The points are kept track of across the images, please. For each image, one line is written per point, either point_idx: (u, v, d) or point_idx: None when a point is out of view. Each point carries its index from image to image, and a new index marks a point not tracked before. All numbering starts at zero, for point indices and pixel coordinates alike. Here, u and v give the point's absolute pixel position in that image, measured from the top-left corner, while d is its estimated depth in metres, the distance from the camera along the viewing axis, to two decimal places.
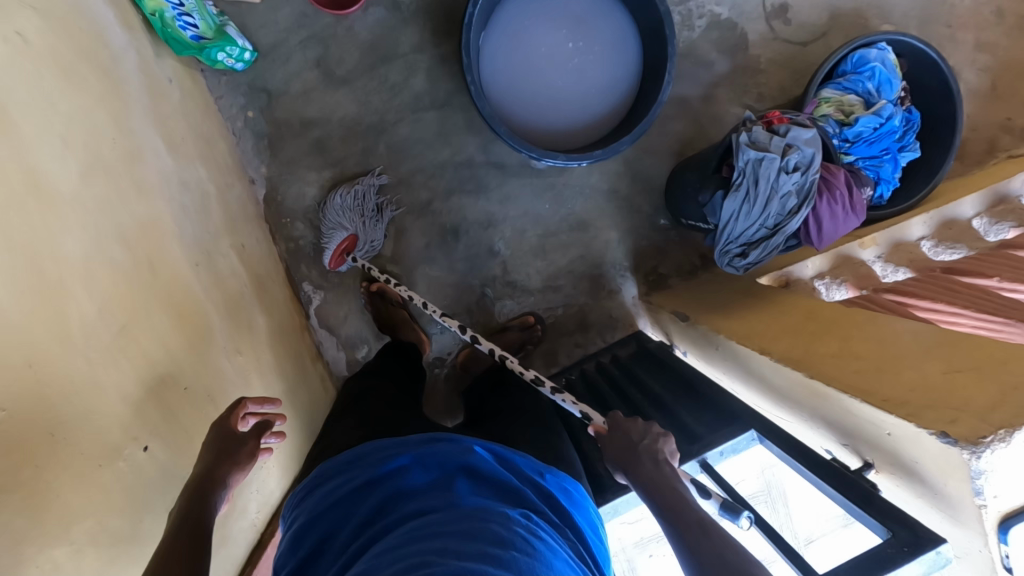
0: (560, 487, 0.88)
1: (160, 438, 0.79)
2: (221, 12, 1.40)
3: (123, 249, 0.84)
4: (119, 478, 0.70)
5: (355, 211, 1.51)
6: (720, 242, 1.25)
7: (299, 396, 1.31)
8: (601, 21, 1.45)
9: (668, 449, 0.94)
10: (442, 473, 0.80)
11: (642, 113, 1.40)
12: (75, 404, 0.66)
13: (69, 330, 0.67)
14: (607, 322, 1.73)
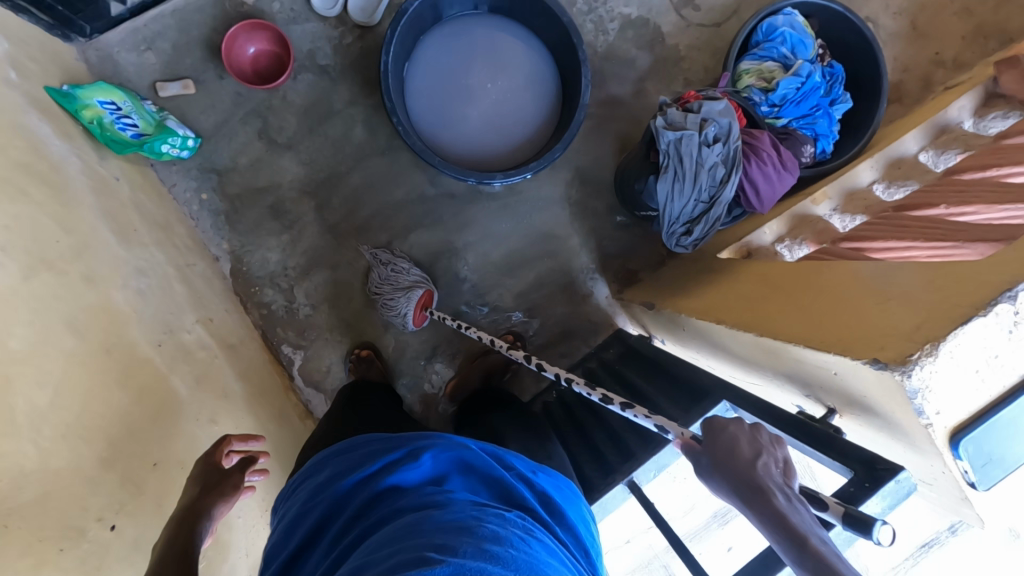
0: (554, 484, 0.84)
1: (126, 514, 0.82)
2: (160, 109, 1.49)
3: (74, 339, 0.88)
4: (82, 558, 0.73)
5: (394, 286, 1.55)
6: (664, 224, 1.26)
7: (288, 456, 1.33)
8: (516, 47, 1.53)
9: (771, 447, 0.75)
10: (437, 468, 0.76)
11: (569, 121, 1.45)
12: (27, 491, 0.69)
13: (16, 423, 0.71)
14: (587, 327, 1.74)
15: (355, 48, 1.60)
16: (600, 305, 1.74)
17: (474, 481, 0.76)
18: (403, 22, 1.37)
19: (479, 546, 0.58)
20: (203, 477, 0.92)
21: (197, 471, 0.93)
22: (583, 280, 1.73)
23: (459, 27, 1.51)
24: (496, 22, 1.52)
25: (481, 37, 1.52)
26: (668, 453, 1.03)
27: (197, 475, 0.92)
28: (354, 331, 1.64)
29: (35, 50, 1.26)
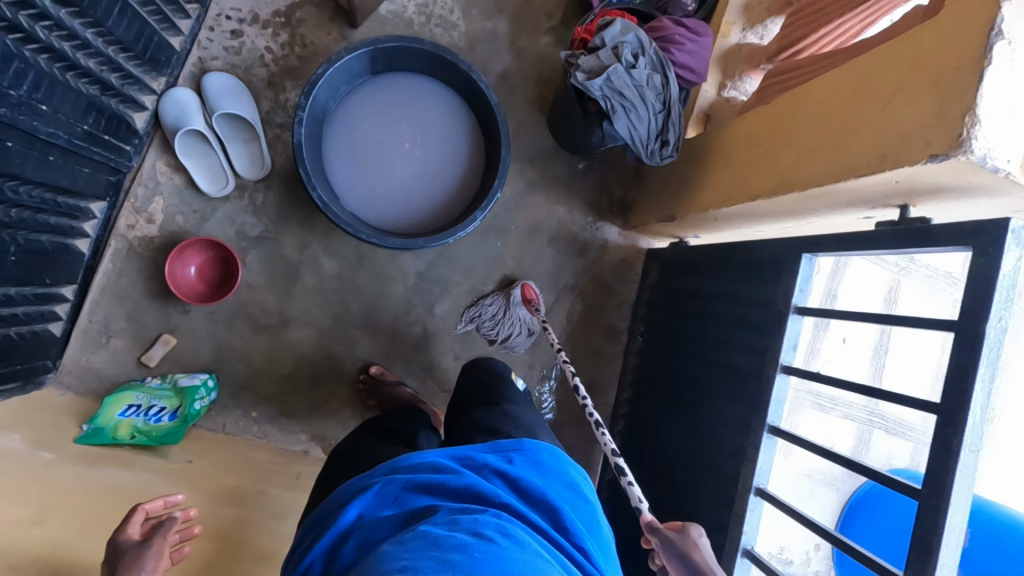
0: (531, 463, 0.89)
1: None
2: (163, 376, 1.48)
3: None
4: None
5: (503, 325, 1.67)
6: (640, 150, 1.28)
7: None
8: (399, 96, 1.51)
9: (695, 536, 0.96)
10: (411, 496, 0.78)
11: (495, 123, 1.46)
12: None
13: None
14: (620, 268, 1.80)
15: (271, 200, 1.56)
16: (618, 244, 1.80)
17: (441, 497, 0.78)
18: (305, 149, 1.33)
19: (445, 557, 0.59)
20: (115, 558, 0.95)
21: (111, 554, 0.96)
22: (592, 234, 1.78)
23: (344, 116, 1.48)
24: (369, 88, 1.49)
25: (367, 110, 1.49)
26: (794, 324, 1.12)
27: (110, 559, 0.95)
28: None
29: (35, 421, 1.23)
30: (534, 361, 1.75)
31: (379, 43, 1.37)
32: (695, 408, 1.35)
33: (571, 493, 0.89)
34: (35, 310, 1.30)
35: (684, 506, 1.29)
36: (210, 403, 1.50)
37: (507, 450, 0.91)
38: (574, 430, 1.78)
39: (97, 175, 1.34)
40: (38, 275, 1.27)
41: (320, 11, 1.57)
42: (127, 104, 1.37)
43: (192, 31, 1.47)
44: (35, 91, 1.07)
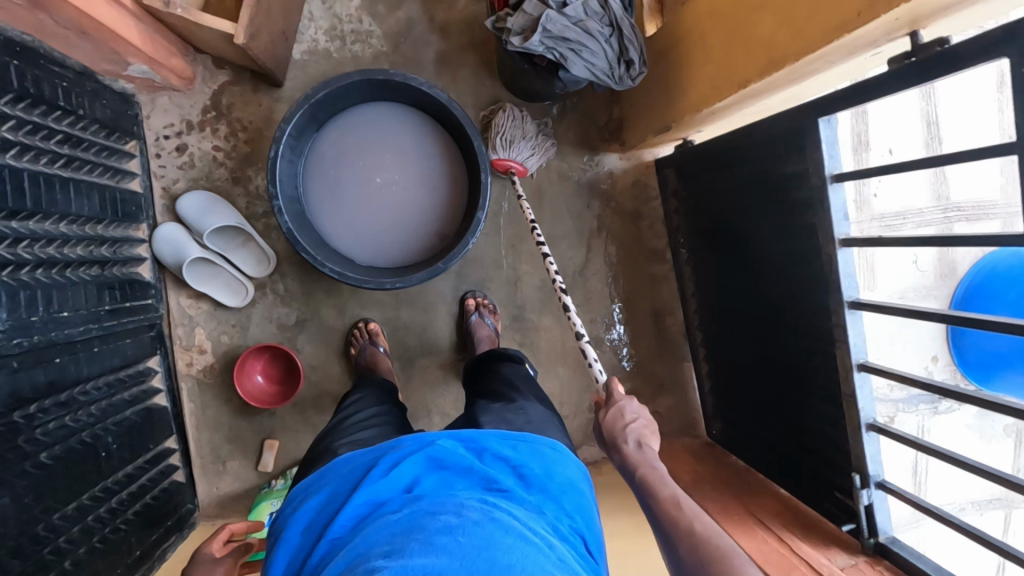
0: (535, 446, 0.86)
1: None
2: (283, 474, 1.59)
3: None
4: None
5: (512, 129, 1.53)
6: (608, 81, 1.19)
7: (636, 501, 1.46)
8: (351, 133, 1.45)
9: (632, 411, 1.09)
10: (415, 478, 0.79)
11: (455, 118, 1.41)
12: None
13: None
14: (637, 191, 1.73)
15: (291, 284, 1.59)
16: (625, 168, 1.72)
17: (442, 483, 0.78)
18: (299, 232, 1.33)
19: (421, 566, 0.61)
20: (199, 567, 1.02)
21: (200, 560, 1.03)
22: (595, 171, 1.70)
23: (312, 177, 1.44)
24: (321, 138, 1.44)
25: (329, 162, 1.45)
26: (839, 192, 1.05)
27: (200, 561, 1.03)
28: None
29: None
30: (593, 315, 1.74)
31: (314, 96, 1.29)
32: (768, 303, 1.31)
33: (572, 486, 0.84)
34: (155, 472, 1.42)
35: (793, 398, 1.29)
36: None
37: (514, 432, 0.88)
38: (658, 360, 1.79)
39: (139, 339, 1.41)
40: (142, 445, 1.37)
41: (242, 86, 1.52)
42: (127, 265, 1.41)
43: (144, 168, 1.47)
44: (53, 304, 1.11)
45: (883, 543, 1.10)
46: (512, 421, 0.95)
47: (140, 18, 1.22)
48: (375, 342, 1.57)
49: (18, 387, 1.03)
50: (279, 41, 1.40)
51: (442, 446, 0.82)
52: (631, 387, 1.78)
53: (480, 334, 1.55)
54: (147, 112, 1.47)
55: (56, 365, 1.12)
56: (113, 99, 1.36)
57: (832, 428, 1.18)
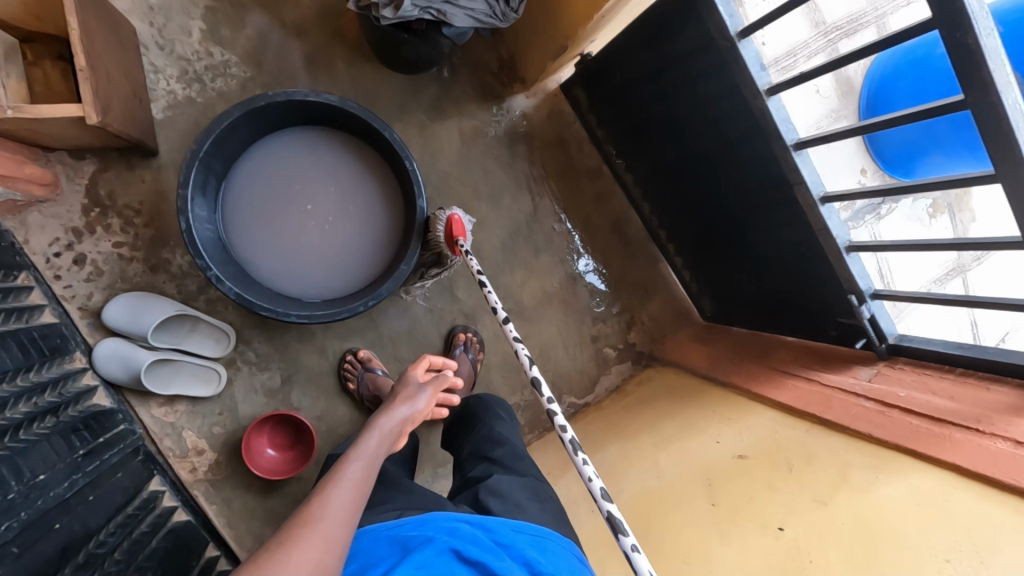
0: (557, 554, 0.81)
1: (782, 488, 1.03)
2: None
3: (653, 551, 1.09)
4: (837, 510, 0.93)
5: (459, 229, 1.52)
6: (492, 21, 1.14)
7: (673, 402, 1.51)
8: (260, 175, 1.36)
9: None
10: (449, 557, 0.72)
11: (356, 119, 1.32)
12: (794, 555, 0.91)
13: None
14: (555, 122, 1.71)
15: (261, 348, 1.50)
16: (535, 106, 1.69)
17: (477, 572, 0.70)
18: (247, 293, 1.24)
19: None
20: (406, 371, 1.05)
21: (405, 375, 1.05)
22: (509, 117, 1.67)
23: (237, 231, 1.33)
24: (230, 190, 1.33)
25: (249, 212, 1.35)
26: (749, 46, 1.07)
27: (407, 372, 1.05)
28: (548, 350, 1.74)
29: None
30: (562, 255, 1.74)
31: (201, 150, 1.18)
32: (719, 179, 1.35)
33: None
34: None
35: (773, 253, 1.35)
36: None
37: (538, 536, 0.83)
38: (637, 271, 1.82)
39: (131, 467, 1.30)
40: (184, 565, 1.29)
41: (115, 170, 1.37)
42: (80, 401, 1.28)
43: (48, 294, 1.31)
44: (24, 473, 1.00)
45: (895, 343, 1.20)
46: (525, 508, 0.92)
47: None
48: (370, 368, 1.52)
49: (27, 571, 0.93)
50: (134, 105, 1.26)
51: (470, 535, 0.76)
52: (622, 307, 1.81)
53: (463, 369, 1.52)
54: (22, 237, 1.30)
55: (59, 530, 1.02)
56: None
57: (816, 266, 1.24)
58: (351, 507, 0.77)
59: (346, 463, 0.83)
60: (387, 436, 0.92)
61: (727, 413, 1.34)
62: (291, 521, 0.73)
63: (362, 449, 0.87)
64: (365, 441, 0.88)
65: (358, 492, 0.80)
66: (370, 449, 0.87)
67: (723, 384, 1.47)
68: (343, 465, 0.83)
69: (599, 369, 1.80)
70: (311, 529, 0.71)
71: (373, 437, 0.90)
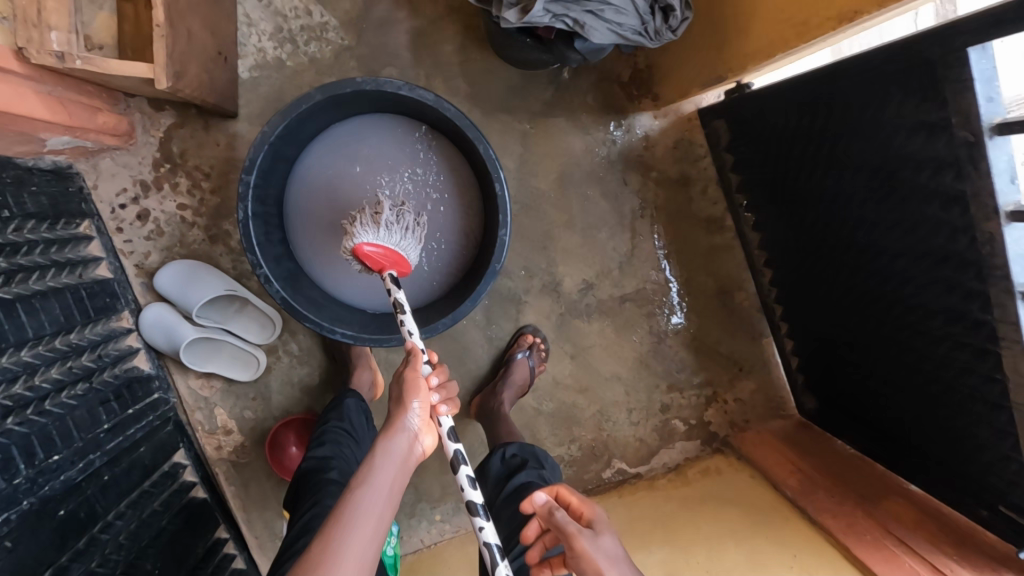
0: None
1: None
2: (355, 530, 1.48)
3: None
4: None
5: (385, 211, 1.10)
6: (643, 38, 0.90)
7: (741, 521, 1.27)
8: (336, 163, 1.20)
9: None
10: None
11: (450, 122, 1.12)
12: None
13: None
14: (681, 153, 1.41)
15: (306, 341, 1.41)
16: (662, 129, 1.40)
17: None
18: (296, 297, 1.12)
19: None
20: (404, 392, 0.88)
21: (400, 399, 0.88)
22: (627, 139, 1.39)
23: (302, 222, 1.19)
24: (302, 176, 1.19)
25: (318, 203, 1.20)
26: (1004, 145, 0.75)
27: (402, 395, 0.88)
28: (608, 408, 1.54)
29: None
30: (650, 308, 1.50)
31: (273, 133, 1.03)
32: (883, 285, 1.04)
33: None
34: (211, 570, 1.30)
35: (930, 394, 1.04)
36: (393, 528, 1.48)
37: None
38: (732, 342, 1.54)
39: (156, 440, 1.26)
40: (187, 548, 1.26)
41: (191, 127, 1.27)
42: (118, 365, 1.23)
43: (108, 248, 1.26)
44: (36, 454, 0.95)
45: None
46: None
47: (37, 79, 0.96)
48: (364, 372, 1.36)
49: (21, 563, 0.89)
50: (215, 64, 1.13)
51: None
52: (705, 379, 1.56)
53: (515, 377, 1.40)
54: (92, 182, 1.25)
55: (62, 518, 0.98)
56: (46, 180, 1.14)
57: (994, 433, 0.94)
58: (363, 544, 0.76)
59: (355, 502, 0.78)
60: (391, 471, 0.83)
61: (808, 566, 1.10)
62: (311, 554, 0.74)
63: (369, 484, 0.80)
64: (372, 479, 0.81)
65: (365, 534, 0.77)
66: (379, 483, 0.81)
67: (817, 524, 1.20)
68: (354, 501, 0.79)
69: (660, 441, 1.57)
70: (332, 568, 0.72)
71: (380, 469, 0.82)
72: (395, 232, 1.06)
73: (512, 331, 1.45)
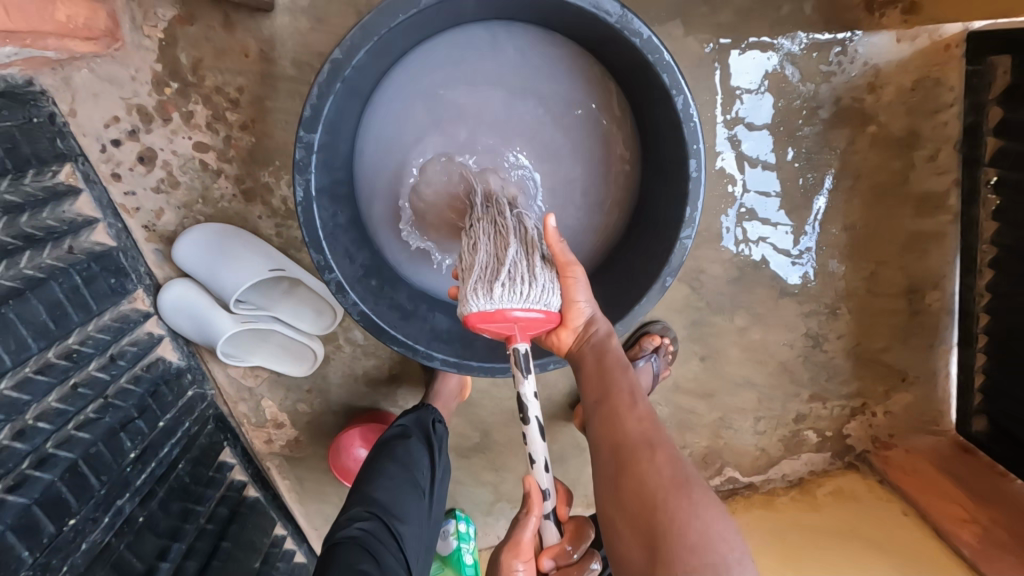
0: None
1: None
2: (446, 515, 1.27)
3: None
4: None
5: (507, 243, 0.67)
6: None
7: (890, 557, 1.02)
8: (441, 89, 0.79)
9: None
10: None
11: (628, 53, 0.70)
12: None
13: None
14: (918, 100, 1.05)
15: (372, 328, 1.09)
16: (902, 61, 1.03)
17: None
18: (379, 309, 0.78)
19: None
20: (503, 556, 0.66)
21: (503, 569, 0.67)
22: (849, 74, 1.04)
23: (382, 175, 0.82)
24: (389, 102, 0.79)
25: (406, 147, 0.81)
26: None
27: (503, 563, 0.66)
28: (732, 414, 1.23)
29: None
30: (813, 304, 1.16)
31: (348, 63, 0.64)
32: None
33: None
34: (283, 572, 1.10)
35: None
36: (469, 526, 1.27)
37: None
38: (900, 350, 1.19)
39: (196, 448, 1.00)
40: (255, 548, 1.05)
41: (212, 29, 0.85)
42: (138, 364, 0.94)
43: (103, 203, 0.89)
44: (44, 530, 0.70)
45: None
46: None
47: None
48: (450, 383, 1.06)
49: None
50: None
51: None
52: (856, 389, 1.22)
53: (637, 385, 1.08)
54: (67, 106, 0.85)
55: None
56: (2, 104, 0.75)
57: None
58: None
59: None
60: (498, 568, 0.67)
61: None
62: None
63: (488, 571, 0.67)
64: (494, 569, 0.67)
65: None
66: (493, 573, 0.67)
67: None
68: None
69: (784, 452, 1.27)
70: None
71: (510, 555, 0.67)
72: (529, 280, 0.64)
73: (634, 328, 1.14)
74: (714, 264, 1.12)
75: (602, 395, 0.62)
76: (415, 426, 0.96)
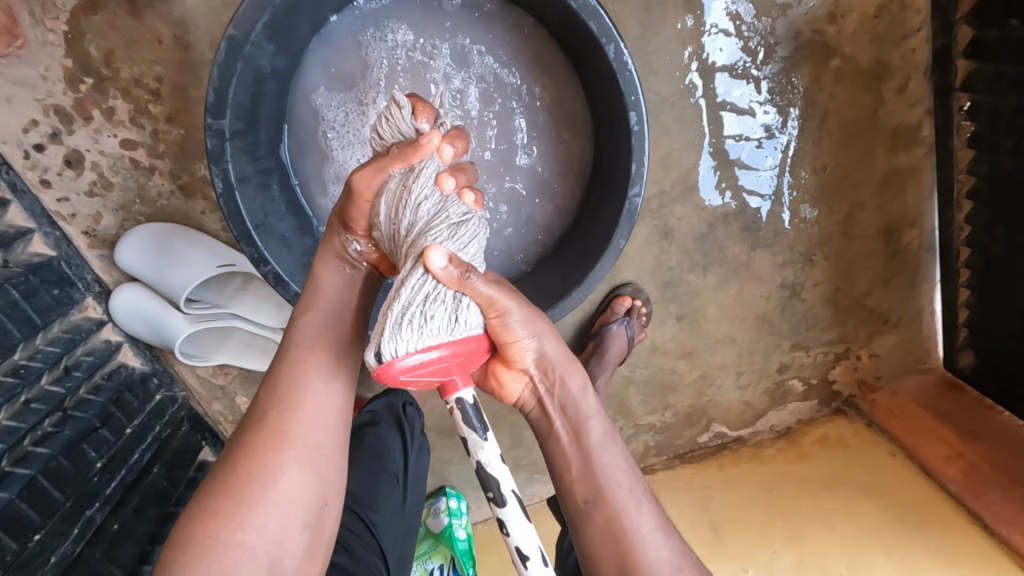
0: None
1: None
2: (438, 495, 1.26)
3: None
4: None
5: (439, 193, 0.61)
6: None
7: (880, 505, 1.01)
8: (383, 47, 0.75)
9: None
10: None
11: (551, 1, 0.67)
12: None
13: None
14: (884, 27, 0.99)
15: None
16: None
17: None
18: None
19: None
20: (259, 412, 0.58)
21: (261, 428, 0.57)
22: (807, 5, 0.98)
23: (316, 133, 0.76)
24: (327, 57, 0.75)
25: (346, 113, 0.76)
26: None
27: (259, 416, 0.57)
28: (715, 371, 1.20)
29: None
30: (789, 253, 1.12)
31: (246, 40, 0.63)
32: None
33: None
34: None
35: None
36: (460, 503, 1.25)
37: None
38: (882, 292, 1.15)
39: (172, 451, 0.99)
40: None
41: (124, 18, 0.81)
42: (97, 373, 0.92)
43: (36, 212, 0.85)
44: (7, 547, 0.70)
45: None
46: None
47: None
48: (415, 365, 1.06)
49: None
50: None
51: None
52: (839, 334, 1.19)
53: (612, 349, 1.06)
54: None
55: None
56: None
57: None
58: (311, 469, 0.56)
59: (249, 474, 0.54)
60: (332, 419, 0.60)
61: None
62: (215, 486, 0.54)
63: (289, 446, 0.56)
64: (286, 436, 0.56)
65: (290, 486, 0.55)
66: (315, 439, 0.57)
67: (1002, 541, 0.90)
68: (254, 481, 0.53)
69: (770, 404, 1.23)
70: (272, 477, 0.54)
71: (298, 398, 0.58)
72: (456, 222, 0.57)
73: (606, 293, 1.11)
74: (682, 219, 1.08)
75: (592, 493, 0.60)
76: (384, 413, 0.95)
